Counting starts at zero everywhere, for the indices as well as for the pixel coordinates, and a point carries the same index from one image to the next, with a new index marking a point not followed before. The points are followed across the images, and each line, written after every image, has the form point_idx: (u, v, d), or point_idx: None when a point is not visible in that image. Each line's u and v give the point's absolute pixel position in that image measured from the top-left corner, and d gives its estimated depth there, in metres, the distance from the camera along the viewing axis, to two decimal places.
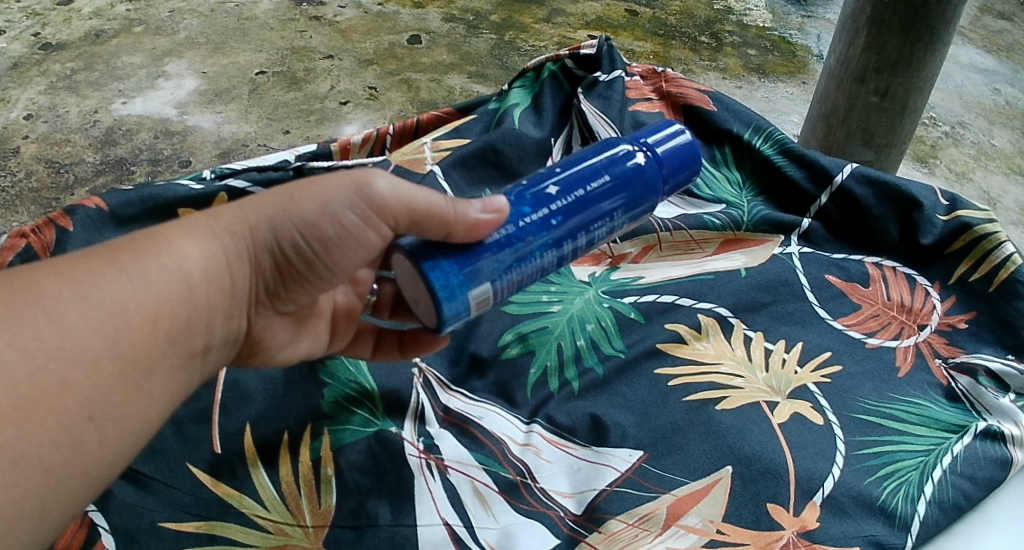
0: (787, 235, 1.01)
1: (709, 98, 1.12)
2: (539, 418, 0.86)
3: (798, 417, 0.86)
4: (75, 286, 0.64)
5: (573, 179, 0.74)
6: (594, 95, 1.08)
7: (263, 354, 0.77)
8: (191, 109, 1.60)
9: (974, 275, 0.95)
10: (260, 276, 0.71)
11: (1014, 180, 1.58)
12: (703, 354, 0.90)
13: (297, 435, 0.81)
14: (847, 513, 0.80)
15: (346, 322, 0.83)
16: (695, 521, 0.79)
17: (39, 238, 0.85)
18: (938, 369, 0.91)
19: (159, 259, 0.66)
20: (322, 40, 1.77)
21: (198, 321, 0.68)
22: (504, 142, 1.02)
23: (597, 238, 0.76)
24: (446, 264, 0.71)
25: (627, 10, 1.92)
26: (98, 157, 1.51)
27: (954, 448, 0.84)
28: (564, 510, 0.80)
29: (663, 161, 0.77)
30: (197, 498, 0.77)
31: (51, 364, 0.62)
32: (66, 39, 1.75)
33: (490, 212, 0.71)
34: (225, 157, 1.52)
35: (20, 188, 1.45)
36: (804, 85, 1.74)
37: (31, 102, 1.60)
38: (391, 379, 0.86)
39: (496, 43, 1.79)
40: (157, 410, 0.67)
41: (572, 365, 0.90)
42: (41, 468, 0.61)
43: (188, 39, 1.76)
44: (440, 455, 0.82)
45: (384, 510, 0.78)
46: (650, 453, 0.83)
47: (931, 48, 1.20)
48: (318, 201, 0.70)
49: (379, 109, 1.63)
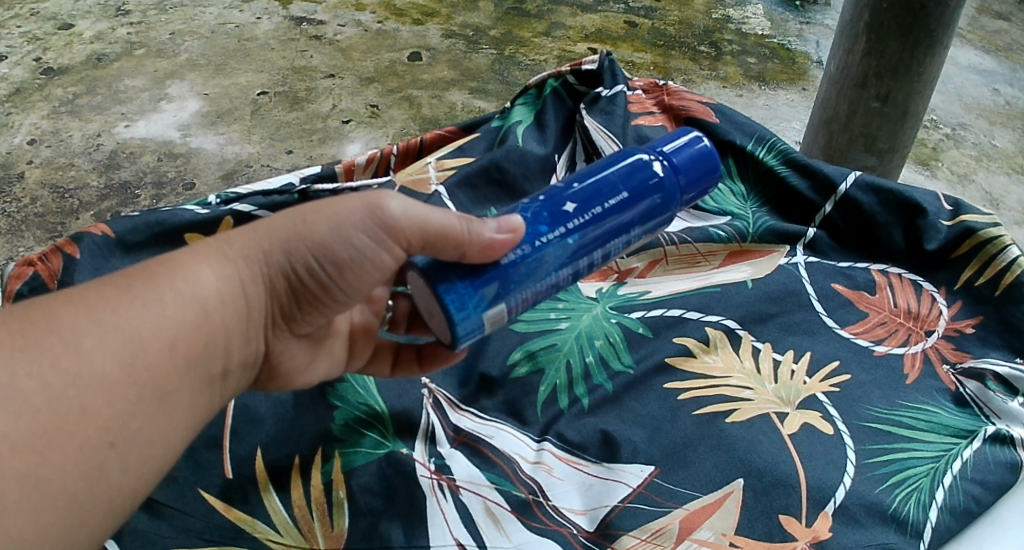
0: (792, 245, 1.01)
1: (711, 110, 1.11)
2: (549, 436, 0.86)
3: (808, 427, 0.85)
4: (94, 315, 0.64)
5: (590, 194, 0.74)
6: (597, 111, 1.09)
7: (282, 377, 0.77)
8: (193, 131, 1.61)
9: (980, 279, 0.95)
10: (276, 299, 0.71)
11: (1016, 180, 1.58)
12: (712, 367, 0.90)
13: (309, 458, 0.81)
14: (860, 523, 0.80)
15: (363, 340, 0.83)
16: (708, 535, 0.79)
17: (47, 266, 0.86)
18: (946, 375, 0.91)
19: (174, 284, 0.67)
20: (323, 59, 1.78)
21: (215, 345, 0.68)
22: (508, 160, 1.02)
23: (613, 252, 0.76)
24: (461, 286, 0.71)
25: (626, 21, 1.93)
26: (102, 182, 1.51)
27: (964, 454, 0.84)
28: (576, 527, 0.80)
29: (680, 171, 0.77)
30: (210, 523, 0.77)
31: (70, 391, 0.62)
32: (68, 63, 1.75)
33: (505, 231, 0.71)
34: (229, 179, 1.52)
35: (25, 213, 1.45)
36: (804, 92, 1.75)
37: (34, 127, 1.60)
38: (402, 400, 0.86)
39: (496, 58, 1.80)
40: (177, 435, 0.67)
41: (581, 381, 0.90)
42: (63, 497, 0.62)
43: (189, 61, 1.76)
44: (451, 475, 0.82)
45: (397, 531, 0.78)
46: (662, 468, 0.83)
47: (930, 52, 1.20)
48: (331, 223, 0.70)
49: (381, 127, 1.64)
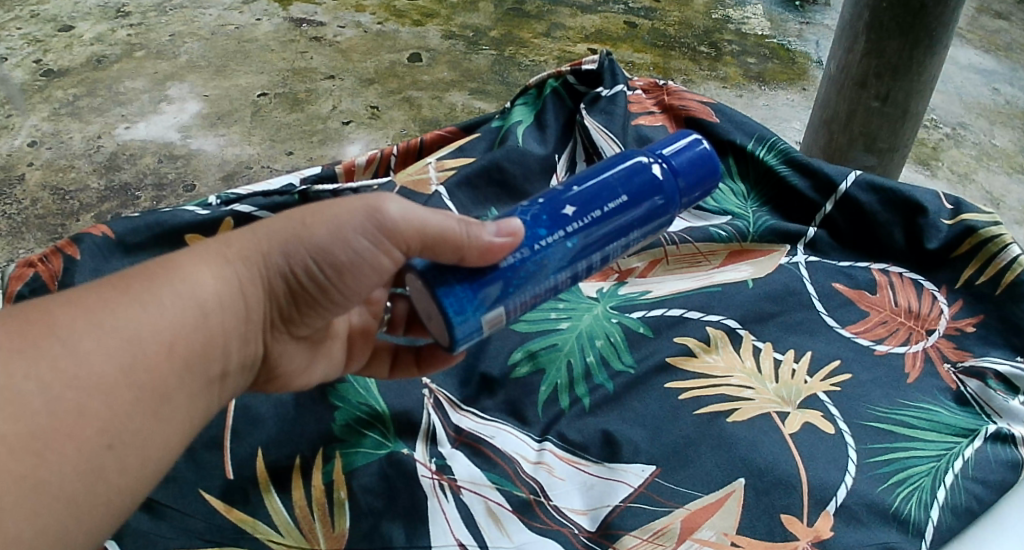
0: (793, 245, 1.01)
1: (711, 110, 1.11)
2: (551, 435, 0.86)
3: (809, 426, 0.85)
4: (92, 316, 0.64)
5: (589, 198, 0.74)
6: (597, 111, 1.09)
7: (280, 379, 0.77)
8: (193, 132, 1.61)
9: (980, 278, 0.95)
10: (274, 301, 0.71)
11: (1016, 179, 1.58)
12: (713, 367, 0.90)
13: (310, 459, 0.81)
14: (861, 522, 0.80)
15: (362, 341, 0.83)
16: (710, 534, 0.79)
17: (48, 267, 0.86)
18: (947, 374, 0.91)
19: (173, 286, 0.67)
20: (323, 60, 1.78)
21: (214, 347, 0.68)
22: (509, 160, 1.02)
23: (612, 254, 0.76)
24: (460, 289, 0.71)
25: (626, 22, 1.93)
26: (102, 184, 1.51)
27: (965, 453, 0.84)
28: (577, 527, 0.80)
29: (680, 173, 0.77)
30: (211, 524, 0.77)
31: (68, 393, 0.62)
32: (68, 64, 1.75)
33: (504, 235, 0.71)
34: (229, 180, 1.52)
35: (26, 215, 1.45)
36: (804, 92, 1.75)
37: (34, 129, 1.61)
38: (402, 400, 0.86)
39: (496, 59, 1.80)
40: (176, 437, 0.67)
41: (582, 381, 0.90)
42: (62, 498, 0.62)
43: (189, 62, 1.77)
44: (452, 475, 0.82)
45: (398, 532, 0.78)
46: (663, 468, 0.83)
47: (930, 52, 1.20)
48: (330, 227, 0.70)
49: (381, 128, 1.64)
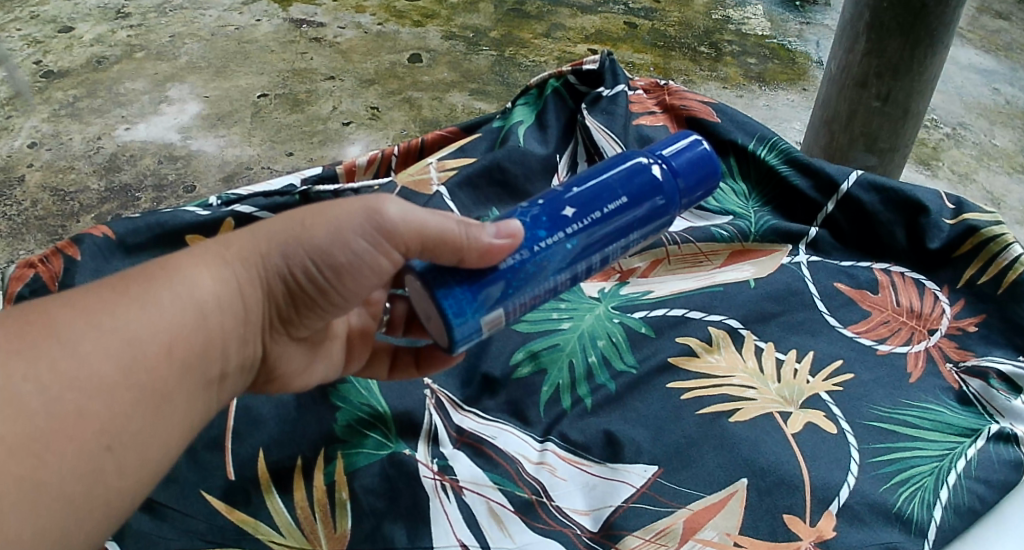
0: (795, 244, 1.01)
1: (712, 110, 1.11)
2: (553, 436, 0.86)
3: (811, 426, 0.85)
4: (91, 318, 0.64)
5: (589, 199, 0.74)
6: (598, 111, 1.08)
7: (279, 380, 0.77)
8: (193, 133, 1.61)
9: (982, 277, 0.95)
10: (274, 303, 0.71)
11: (1017, 179, 1.58)
12: (715, 367, 0.90)
13: (311, 460, 0.81)
14: (864, 522, 0.80)
15: (361, 342, 0.83)
16: (712, 534, 0.79)
17: (48, 268, 0.86)
18: (950, 374, 0.91)
19: (172, 287, 0.67)
20: (323, 61, 1.78)
21: (213, 348, 0.68)
22: (510, 160, 1.02)
23: (612, 255, 0.76)
24: (459, 291, 0.71)
25: (626, 23, 1.93)
26: (102, 185, 1.51)
27: (968, 452, 0.84)
28: (580, 528, 0.80)
29: (680, 174, 0.77)
30: (212, 525, 0.77)
31: (66, 394, 0.62)
32: (68, 66, 1.75)
33: (503, 236, 0.71)
34: (229, 181, 1.52)
35: (26, 216, 1.45)
36: (804, 92, 1.75)
37: (34, 130, 1.60)
38: (403, 400, 0.86)
39: (496, 60, 1.80)
40: (175, 438, 0.67)
41: (584, 381, 0.89)
42: (61, 499, 0.62)
43: (189, 63, 1.76)
44: (454, 476, 0.82)
45: (400, 533, 0.78)
46: (665, 468, 0.83)
47: (931, 51, 1.20)
48: (330, 228, 0.70)
49: (382, 128, 1.63)
